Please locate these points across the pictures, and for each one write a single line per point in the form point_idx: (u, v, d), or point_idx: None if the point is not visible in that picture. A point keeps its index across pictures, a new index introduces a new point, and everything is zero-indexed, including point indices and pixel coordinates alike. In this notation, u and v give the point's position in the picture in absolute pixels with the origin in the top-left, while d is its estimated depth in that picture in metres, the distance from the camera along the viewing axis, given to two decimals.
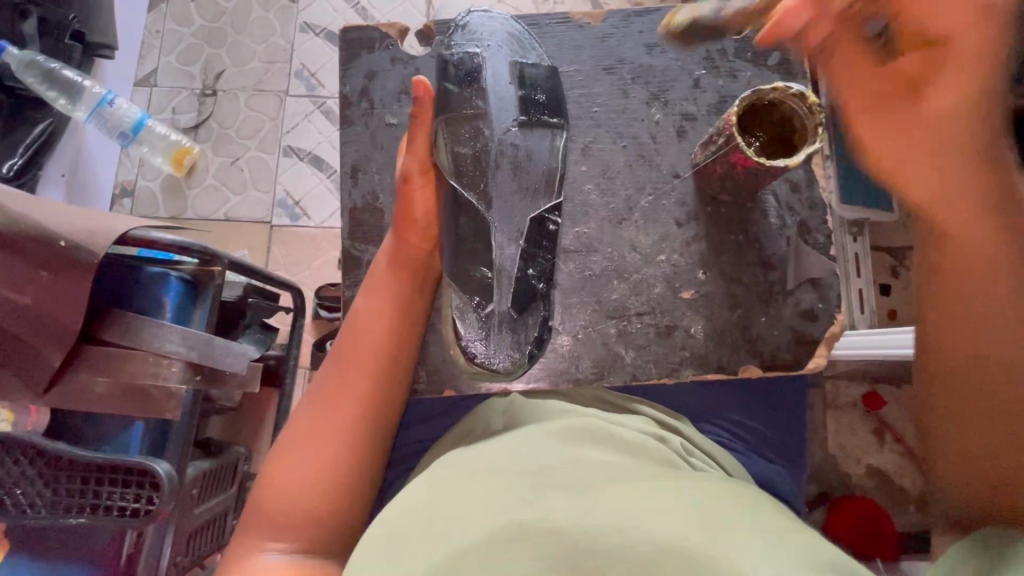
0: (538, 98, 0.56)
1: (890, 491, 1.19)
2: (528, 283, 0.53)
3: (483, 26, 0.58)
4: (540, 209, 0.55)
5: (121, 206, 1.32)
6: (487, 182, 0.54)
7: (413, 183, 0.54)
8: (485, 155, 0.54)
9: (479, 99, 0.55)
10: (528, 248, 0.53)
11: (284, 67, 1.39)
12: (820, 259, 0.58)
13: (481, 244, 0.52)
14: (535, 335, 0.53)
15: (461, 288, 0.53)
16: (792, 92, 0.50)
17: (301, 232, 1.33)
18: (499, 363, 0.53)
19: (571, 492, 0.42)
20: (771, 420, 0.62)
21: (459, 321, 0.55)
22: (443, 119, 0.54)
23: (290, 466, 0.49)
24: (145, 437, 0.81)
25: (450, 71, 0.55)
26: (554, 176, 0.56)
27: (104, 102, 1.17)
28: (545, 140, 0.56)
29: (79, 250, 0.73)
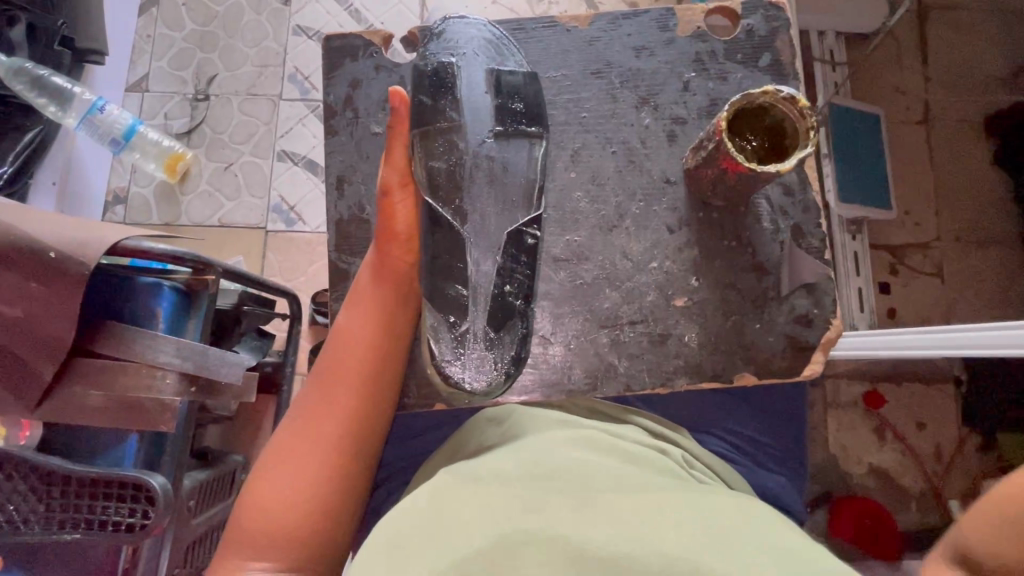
0: (515, 107, 0.55)
1: (892, 491, 1.18)
2: (505, 300, 0.51)
3: (459, 34, 0.57)
4: (518, 223, 0.54)
5: (114, 213, 1.31)
6: (462, 197, 0.53)
7: (393, 195, 0.54)
8: (460, 169, 0.53)
9: (454, 111, 0.54)
10: (506, 263, 0.52)
11: (276, 71, 1.38)
12: (815, 264, 0.57)
13: (458, 261, 0.52)
14: (512, 353, 0.51)
15: (436, 306, 0.52)
16: (782, 95, 0.49)
17: (294, 237, 1.32)
18: (476, 383, 0.51)
19: (564, 506, 0.42)
20: (768, 427, 0.61)
21: (434, 343, 0.52)
22: (418, 131, 0.54)
23: (272, 485, 0.48)
24: (139, 450, 0.80)
25: (425, 81, 0.54)
26: (533, 189, 0.55)
27: (95, 109, 1.17)
28: (523, 150, 0.55)
29: (68, 261, 0.72)
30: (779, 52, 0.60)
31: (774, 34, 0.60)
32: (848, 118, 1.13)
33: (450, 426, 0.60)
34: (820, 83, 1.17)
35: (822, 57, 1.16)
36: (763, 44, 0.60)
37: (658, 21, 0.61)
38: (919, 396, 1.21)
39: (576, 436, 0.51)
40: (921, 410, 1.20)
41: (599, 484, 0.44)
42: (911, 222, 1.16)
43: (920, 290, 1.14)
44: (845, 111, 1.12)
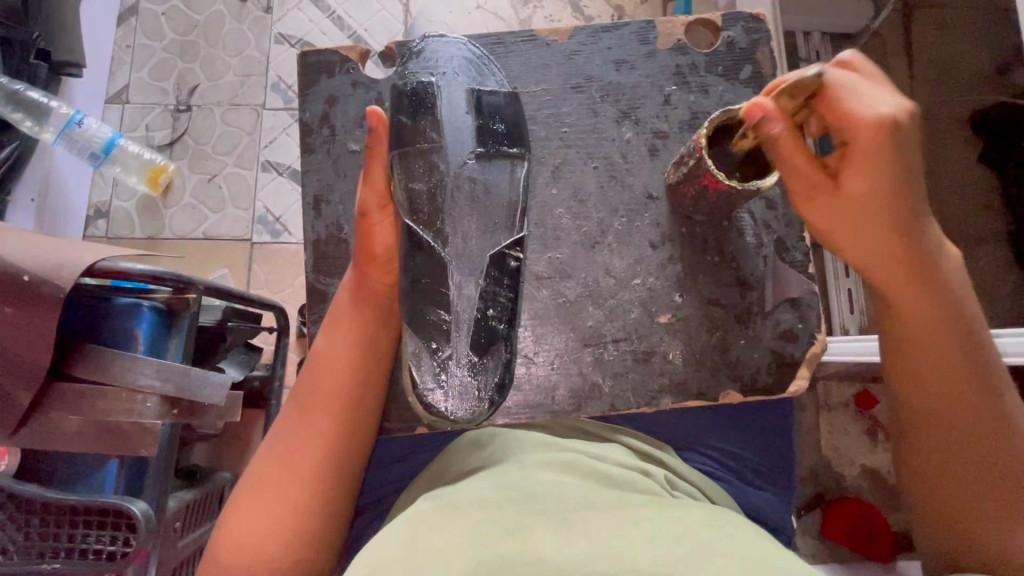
0: (497, 127, 0.54)
1: (885, 491, 1.18)
2: (487, 325, 0.50)
3: (439, 53, 0.56)
4: (501, 245, 0.53)
5: (96, 228, 1.29)
6: (441, 221, 0.51)
7: (373, 217, 0.52)
8: (440, 191, 0.52)
9: (433, 131, 0.53)
10: (489, 284, 0.51)
11: (259, 80, 1.36)
12: (800, 278, 0.57)
13: (439, 284, 0.50)
14: (496, 379, 0.50)
15: (416, 332, 0.50)
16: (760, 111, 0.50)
17: (280, 249, 1.31)
18: (459, 412, 0.49)
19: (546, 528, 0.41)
20: (755, 442, 0.60)
21: (415, 369, 0.50)
22: (398, 153, 0.52)
23: (250, 514, 0.47)
24: (120, 475, 0.79)
25: (403, 102, 0.53)
26: (515, 210, 0.54)
27: (73, 123, 1.13)
28: (504, 173, 0.54)
29: (42, 284, 0.71)
30: (760, 63, 0.59)
31: (755, 45, 0.59)
32: None
33: (434, 449, 0.60)
34: None
35: (808, 59, 1.16)
36: (744, 56, 0.59)
37: (638, 34, 0.60)
38: None
39: (559, 459, 0.50)
40: None
41: (583, 508, 0.43)
42: None
43: None
44: None
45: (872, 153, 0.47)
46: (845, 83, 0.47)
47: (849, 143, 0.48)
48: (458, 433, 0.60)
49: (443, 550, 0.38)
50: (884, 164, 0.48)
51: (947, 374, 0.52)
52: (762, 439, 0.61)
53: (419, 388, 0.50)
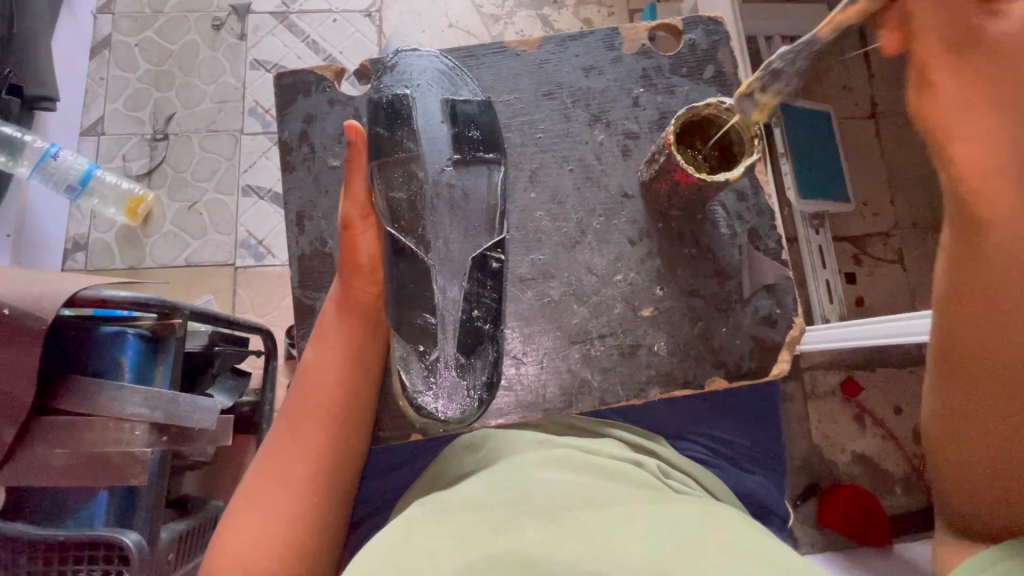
0: (472, 135, 0.56)
1: (875, 476, 1.21)
2: (473, 325, 0.51)
3: (413, 66, 0.57)
4: (482, 247, 0.54)
5: (75, 260, 1.28)
6: (423, 227, 0.53)
7: (355, 228, 0.53)
8: (421, 198, 0.53)
9: (411, 141, 0.54)
10: (472, 287, 0.52)
11: (235, 106, 1.37)
12: (773, 264, 0.59)
13: (424, 289, 0.51)
14: (484, 378, 0.51)
15: (404, 337, 0.51)
16: (724, 107, 0.51)
17: (265, 271, 1.30)
18: (449, 412, 0.50)
19: (539, 522, 0.41)
20: (745, 428, 0.61)
21: (405, 374, 0.51)
22: (377, 164, 0.54)
23: (243, 527, 0.47)
24: (109, 507, 0.77)
25: (380, 115, 0.54)
26: (495, 213, 0.55)
27: (47, 156, 1.15)
28: (482, 177, 0.56)
29: (24, 318, 0.70)
30: (722, 63, 0.62)
31: (716, 46, 0.62)
32: (800, 117, 1.18)
33: (429, 455, 0.60)
34: None
35: None
36: (706, 58, 0.62)
37: (604, 41, 0.62)
38: (891, 379, 1.24)
39: (552, 456, 0.51)
40: (898, 395, 1.23)
41: (573, 506, 0.44)
42: (869, 213, 1.24)
43: (882, 277, 1.22)
44: (795, 111, 1.17)
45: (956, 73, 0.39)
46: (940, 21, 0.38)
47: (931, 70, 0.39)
48: (452, 437, 0.60)
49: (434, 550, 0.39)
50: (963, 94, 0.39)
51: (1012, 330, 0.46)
52: (752, 425, 0.62)
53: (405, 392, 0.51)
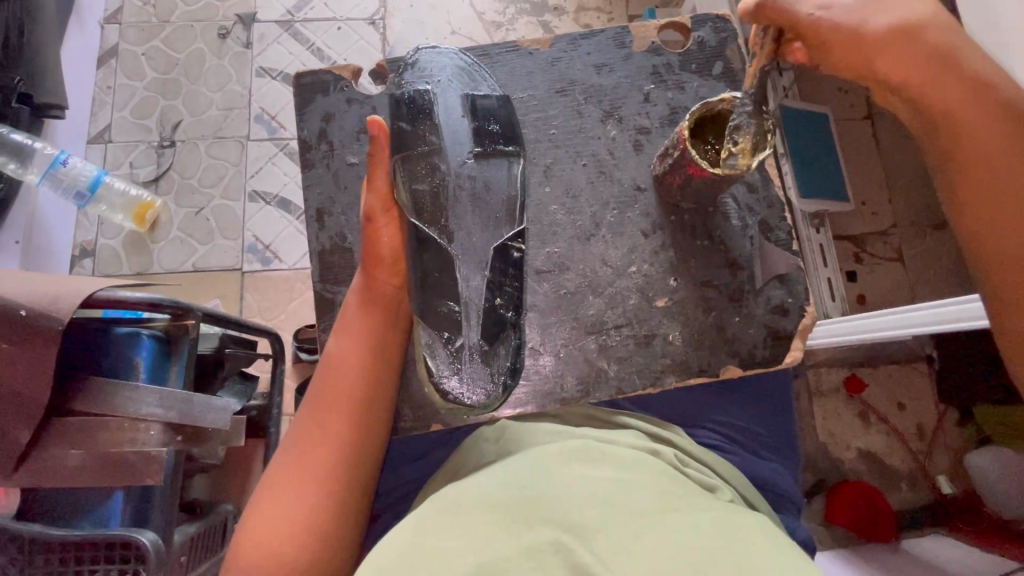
0: (492, 128, 0.57)
1: (882, 472, 1.22)
2: (496, 313, 0.53)
3: (433, 63, 0.59)
4: (503, 237, 0.55)
5: (82, 266, 1.29)
6: (446, 217, 0.54)
7: (378, 221, 0.54)
8: (443, 190, 0.55)
9: (432, 135, 0.55)
10: (493, 276, 0.54)
11: (242, 112, 1.39)
12: (785, 255, 0.60)
13: (448, 278, 0.53)
14: (507, 364, 0.52)
15: (429, 325, 0.52)
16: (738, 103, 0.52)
17: (272, 275, 1.31)
18: (474, 398, 0.51)
19: (565, 517, 0.42)
20: (759, 418, 0.62)
21: (430, 360, 0.52)
22: (400, 158, 0.55)
23: (269, 513, 0.47)
24: (125, 507, 0.77)
25: (401, 110, 0.56)
26: (515, 205, 0.57)
27: (58, 163, 1.15)
28: (502, 169, 0.57)
29: (40, 318, 0.71)
30: (730, 60, 0.64)
31: (724, 43, 0.64)
32: (800, 117, 1.20)
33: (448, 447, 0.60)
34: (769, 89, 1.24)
35: None
36: (714, 54, 0.64)
37: (614, 39, 0.64)
38: (895, 376, 1.25)
39: (571, 447, 0.51)
40: (902, 391, 1.24)
41: (596, 498, 0.44)
42: (868, 211, 1.26)
43: (883, 274, 1.24)
44: (795, 111, 1.19)
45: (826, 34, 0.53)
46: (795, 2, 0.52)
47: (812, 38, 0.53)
48: (471, 429, 0.61)
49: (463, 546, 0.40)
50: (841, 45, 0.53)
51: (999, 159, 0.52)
52: (766, 414, 0.63)
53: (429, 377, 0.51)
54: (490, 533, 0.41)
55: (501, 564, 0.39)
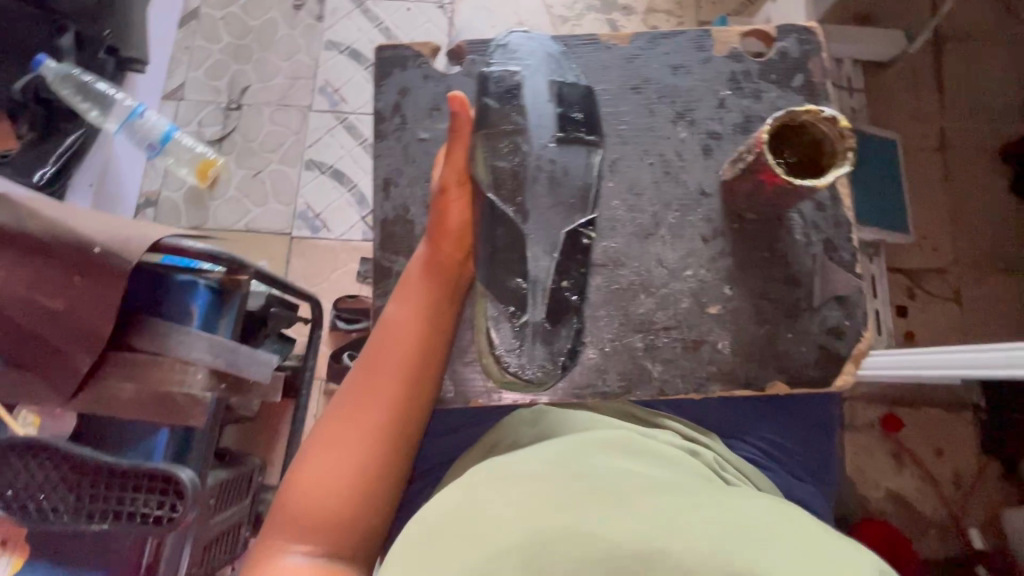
0: (574, 116, 0.59)
1: (911, 517, 1.17)
2: (561, 294, 0.56)
3: (522, 46, 0.60)
4: (575, 223, 0.58)
5: (145, 216, 1.34)
6: (523, 196, 0.54)
7: (450, 193, 0.55)
8: (523, 170, 0.55)
9: (517, 115, 0.56)
10: (561, 261, 0.57)
11: (307, 83, 1.43)
12: (848, 277, 0.59)
13: (517, 256, 0.54)
14: (568, 345, 0.57)
15: (496, 297, 0.56)
16: (823, 115, 0.50)
17: (318, 244, 1.35)
18: (532, 374, 0.57)
19: (595, 504, 0.44)
20: (800, 439, 0.63)
21: (493, 332, 0.57)
22: (482, 135, 0.55)
23: (318, 466, 0.49)
24: (169, 442, 0.82)
25: (490, 86, 0.57)
26: (588, 194, 0.58)
27: (135, 115, 1.20)
28: (581, 156, 0.58)
29: (111, 257, 0.75)
30: (813, 73, 0.62)
31: (808, 57, 0.63)
32: (866, 141, 1.16)
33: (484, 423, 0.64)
34: (837, 109, 1.20)
35: (841, 83, 1.21)
36: (798, 66, 0.62)
37: (695, 41, 0.63)
38: (937, 420, 1.20)
39: (609, 439, 0.54)
40: (942, 436, 1.19)
41: (630, 487, 0.46)
42: (928, 246, 1.20)
43: (937, 313, 1.18)
44: (861, 135, 1.15)
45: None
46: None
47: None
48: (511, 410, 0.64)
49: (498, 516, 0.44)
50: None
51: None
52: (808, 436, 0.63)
53: (493, 348, 0.57)
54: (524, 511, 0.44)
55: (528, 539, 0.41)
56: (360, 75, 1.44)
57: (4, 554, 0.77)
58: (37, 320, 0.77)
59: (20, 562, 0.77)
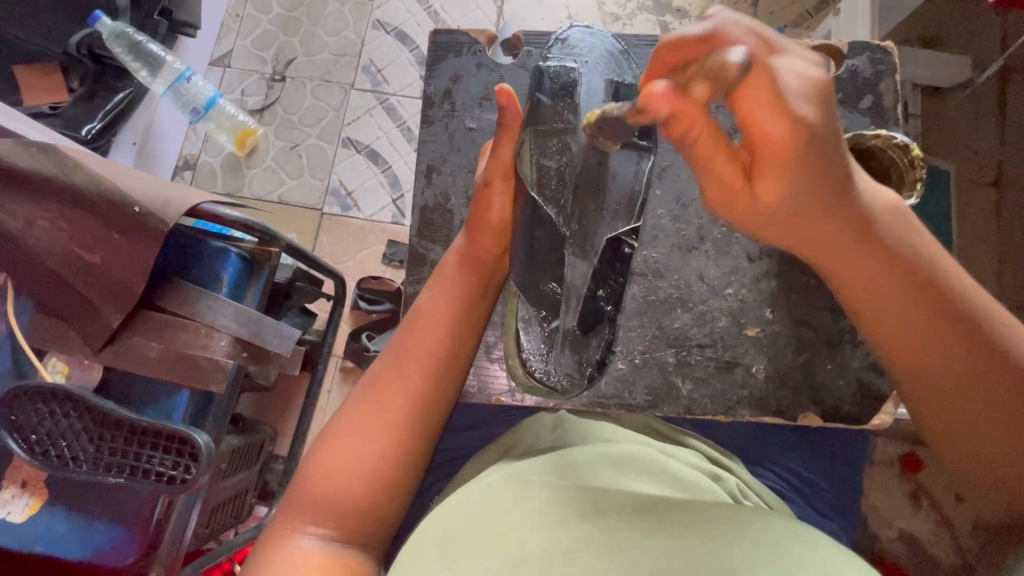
0: (630, 119, 0.56)
1: (922, 561, 1.13)
2: (597, 303, 0.56)
3: (582, 43, 0.61)
4: (618, 231, 0.56)
5: (183, 177, 1.37)
6: (565, 199, 0.55)
7: (493, 188, 0.56)
8: (569, 170, 0.55)
9: (570, 114, 0.56)
10: (599, 268, 0.56)
11: (351, 61, 1.43)
12: None
13: (554, 260, 0.55)
14: (596, 356, 0.58)
15: (528, 299, 0.56)
16: (896, 142, 0.58)
17: (348, 222, 1.35)
18: (555, 382, 0.59)
19: (613, 513, 0.44)
20: (819, 470, 0.67)
21: (524, 334, 0.61)
22: (531, 131, 0.55)
23: (339, 448, 0.50)
24: (188, 406, 0.81)
25: (544, 83, 0.57)
26: (635, 200, 0.57)
27: (183, 79, 1.24)
28: (631, 162, 0.56)
29: (150, 216, 0.77)
30: (881, 94, 0.68)
31: (879, 76, 0.69)
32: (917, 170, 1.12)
33: (503, 417, 0.70)
34: None
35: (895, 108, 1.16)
36: (867, 86, 0.69)
37: None
38: None
39: (628, 456, 0.54)
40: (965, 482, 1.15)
41: (648, 500, 0.46)
42: (970, 284, 1.14)
43: None
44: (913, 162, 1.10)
45: (766, 102, 0.39)
46: (772, 68, 0.38)
47: (751, 134, 0.41)
48: (536, 407, 0.66)
49: (509, 521, 0.44)
50: (810, 153, 0.41)
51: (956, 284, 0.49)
52: (830, 468, 0.67)
53: (521, 351, 0.61)
54: (533, 516, 0.44)
55: (535, 550, 0.41)
56: (404, 57, 1.43)
57: (24, 495, 0.80)
58: (72, 273, 0.79)
59: (38, 505, 0.80)
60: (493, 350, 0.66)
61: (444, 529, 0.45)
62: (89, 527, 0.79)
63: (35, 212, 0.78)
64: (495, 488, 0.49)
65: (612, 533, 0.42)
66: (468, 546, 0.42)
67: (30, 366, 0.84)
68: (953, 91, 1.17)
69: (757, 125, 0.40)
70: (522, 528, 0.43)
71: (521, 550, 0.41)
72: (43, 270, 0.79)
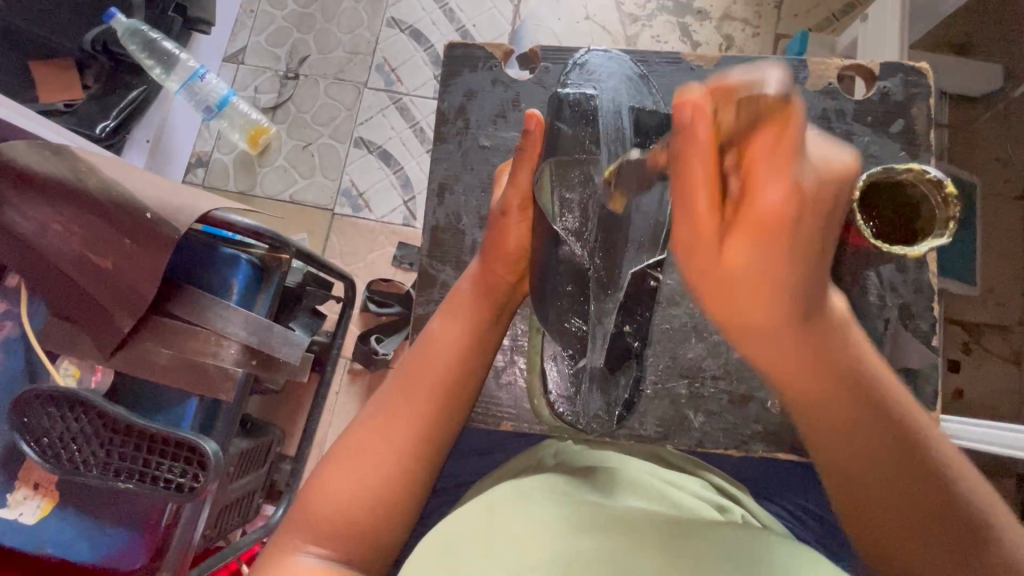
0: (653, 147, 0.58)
1: None
2: (623, 341, 0.59)
3: (600, 68, 0.64)
4: (643, 265, 0.56)
5: (194, 175, 1.37)
6: (591, 233, 0.56)
7: (511, 217, 0.58)
8: (591, 203, 0.56)
9: (591, 143, 0.58)
10: (626, 304, 0.57)
11: (364, 60, 1.41)
12: (919, 343, 0.70)
13: (580, 295, 0.57)
14: (624, 392, 0.62)
15: (556, 339, 0.60)
16: (928, 177, 0.58)
17: (358, 223, 1.35)
18: (585, 420, 0.63)
19: (611, 528, 0.43)
20: (817, 497, 0.69)
21: (550, 369, 0.65)
22: (552, 162, 0.57)
23: (343, 471, 0.49)
24: (196, 412, 0.82)
25: (564, 112, 0.59)
26: (660, 231, 0.55)
27: (196, 77, 1.24)
28: (654, 191, 0.55)
29: (161, 224, 0.77)
30: (913, 119, 0.71)
31: (912, 99, 0.71)
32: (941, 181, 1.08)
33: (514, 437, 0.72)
34: None
35: None
36: (899, 110, 0.71)
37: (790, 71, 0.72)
38: None
39: (634, 480, 0.53)
40: None
41: (650, 517, 0.45)
42: (992, 300, 1.10)
43: (993, 373, 1.07)
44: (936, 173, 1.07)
45: (767, 226, 0.32)
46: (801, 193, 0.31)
47: (744, 190, 0.32)
48: (543, 432, 0.67)
49: (507, 535, 0.43)
50: (804, 225, 0.32)
51: (917, 427, 0.42)
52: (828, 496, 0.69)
53: (548, 389, 0.65)
54: (530, 531, 0.43)
55: (528, 565, 0.39)
56: (418, 56, 1.41)
57: (35, 496, 0.81)
58: (84, 278, 0.79)
59: (49, 506, 0.81)
60: (503, 374, 0.68)
61: (442, 543, 0.43)
62: (98, 529, 0.80)
63: (49, 216, 0.78)
64: (493, 503, 0.48)
65: (606, 543, 0.41)
66: (464, 558, 0.40)
67: (43, 369, 0.85)
68: (982, 100, 1.13)
69: (752, 189, 0.32)
70: (520, 541, 0.42)
71: (517, 563, 0.39)
72: (57, 274, 0.80)
